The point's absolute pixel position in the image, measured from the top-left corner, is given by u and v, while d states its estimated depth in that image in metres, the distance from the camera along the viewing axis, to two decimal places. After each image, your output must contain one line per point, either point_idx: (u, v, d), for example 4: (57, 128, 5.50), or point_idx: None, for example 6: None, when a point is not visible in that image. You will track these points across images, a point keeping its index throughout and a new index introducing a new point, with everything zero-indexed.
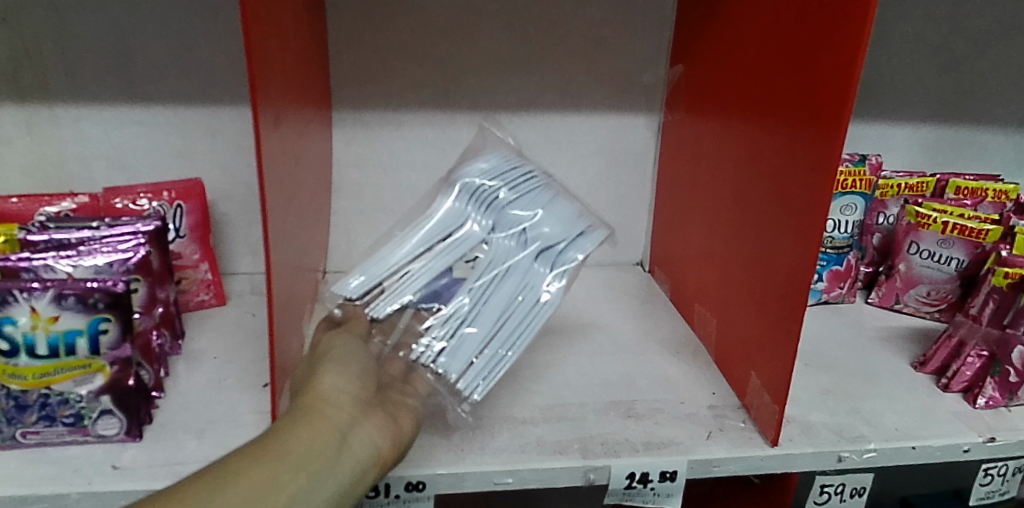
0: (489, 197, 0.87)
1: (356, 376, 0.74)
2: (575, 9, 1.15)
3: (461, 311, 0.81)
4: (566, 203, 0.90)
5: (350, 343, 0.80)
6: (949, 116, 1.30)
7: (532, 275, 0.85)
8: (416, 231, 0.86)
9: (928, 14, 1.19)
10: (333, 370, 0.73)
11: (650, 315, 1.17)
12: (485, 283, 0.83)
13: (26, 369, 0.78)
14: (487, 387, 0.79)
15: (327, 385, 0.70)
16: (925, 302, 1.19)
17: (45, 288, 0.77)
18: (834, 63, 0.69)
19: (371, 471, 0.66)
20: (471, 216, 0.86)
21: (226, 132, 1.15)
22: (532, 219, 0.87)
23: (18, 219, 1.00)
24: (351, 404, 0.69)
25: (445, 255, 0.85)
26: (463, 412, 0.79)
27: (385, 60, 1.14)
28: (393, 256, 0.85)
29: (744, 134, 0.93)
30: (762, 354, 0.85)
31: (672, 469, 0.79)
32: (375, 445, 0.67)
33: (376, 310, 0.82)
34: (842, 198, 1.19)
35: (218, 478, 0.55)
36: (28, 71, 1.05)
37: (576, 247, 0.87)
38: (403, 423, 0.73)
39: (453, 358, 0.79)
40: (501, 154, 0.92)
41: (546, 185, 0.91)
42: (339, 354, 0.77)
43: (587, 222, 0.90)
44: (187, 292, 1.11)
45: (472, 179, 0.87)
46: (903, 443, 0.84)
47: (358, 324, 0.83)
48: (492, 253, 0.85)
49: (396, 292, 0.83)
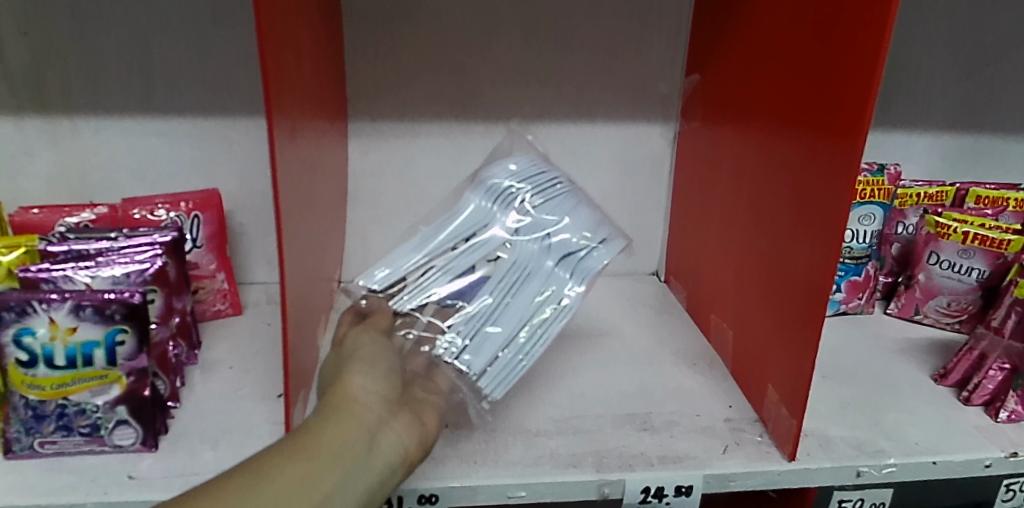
0: (515, 200, 0.86)
1: (385, 374, 0.74)
2: (591, 19, 1.14)
3: (484, 310, 0.81)
4: (588, 211, 0.90)
5: (379, 341, 0.78)
6: (971, 124, 1.28)
7: (553, 279, 0.85)
8: (442, 228, 0.85)
9: (947, 21, 1.18)
10: (361, 369, 0.72)
11: (666, 325, 1.16)
12: (508, 282, 0.83)
13: (43, 379, 0.79)
14: (506, 388, 0.81)
15: (356, 384, 0.70)
16: (946, 313, 1.17)
17: (63, 299, 0.78)
18: (854, 68, 0.68)
19: (397, 471, 0.66)
20: (497, 214, 0.86)
21: (243, 142, 1.16)
22: (557, 224, 0.86)
23: (39, 229, 1.02)
24: (381, 404, 0.69)
25: (470, 253, 0.84)
26: (482, 408, 0.81)
27: (401, 71, 1.14)
28: (418, 252, 0.84)
29: (762, 138, 0.92)
30: (780, 365, 0.84)
31: (688, 484, 0.78)
32: (402, 446, 0.67)
33: (400, 303, 0.82)
34: (861, 208, 1.18)
35: (255, 476, 0.55)
36: (50, 83, 1.06)
37: (596, 256, 0.87)
38: (427, 423, 0.73)
39: (476, 355, 0.80)
40: (529, 158, 0.93)
41: (570, 192, 0.91)
42: (368, 352, 0.76)
43: (607, 231, 0.90)
44: (204, 301, 1.12)
45: (499, 181, 0.87)
46: (924, 458, 0.82)
47: (383, 318, 0.81)
48: (516, 254, 0.84)
49: (421, 288, 0.83)
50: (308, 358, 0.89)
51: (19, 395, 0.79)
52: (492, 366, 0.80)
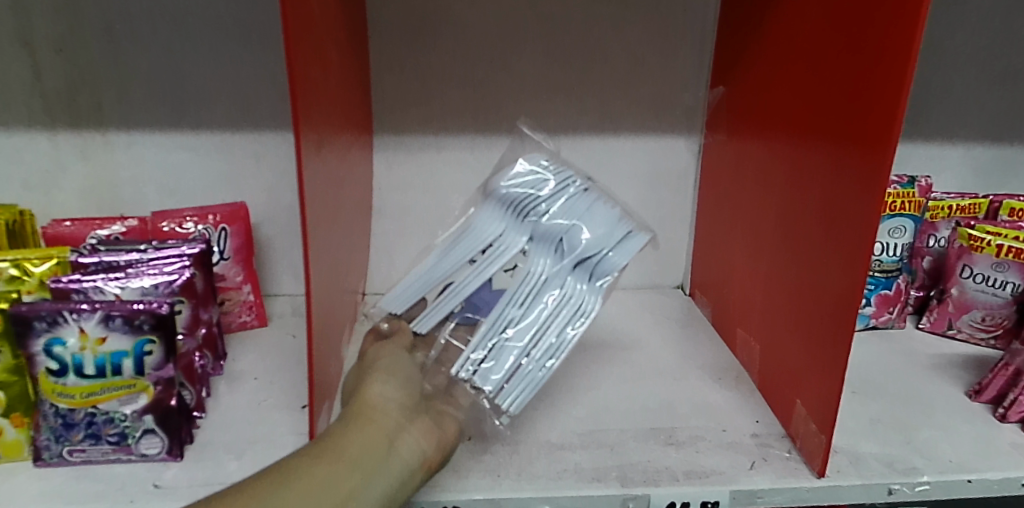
0: (527, 208, 0.87)
1: (403, 384, 0.76)
2: (614, 33, 1.15)
3: (500, 324, 0.82)
4: (606, 208, 0.86)
5: (396, 354, 0.81)
6: (1004, 135, 1.25)
7: (569, 288, 0.84)
8: (458, 244, 0.89)
9: (979, 30, 1.16)
10: (381, 379, 0.75)
11: (690, 339, 1.15)
12: (522, 296, 0.83)
13: (74, 388, 0.80)
14: (524, 400, 0.80)
15: (375, 393, 0.72)
16: (980, 328, 1.13)
17: (93, 309, 0.79)
18: (884, 74, 0.67)
19: (418, 474, 0.67)
20: (509, 227, 0.88)
21: (270, 156, 1.18)
22: (569, 229, 0.85)
23: (71, 241, 1.04)
24: (398, 411, 0.71)
25: (484, 268, 0.86)
26: (501, 424, 0.81)
27: (427, 85, 1.15)
28: (436, 269, 0.89)
29: (789, 150, 0.91)
30: (810, 381, 0.82)
31: (714, 500, 0.77)
32: (421, 451, 0.68)
33: (420, 324, 0.87)
34: (890, 221, 1.15)
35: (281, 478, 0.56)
36: (84, 101, 1.09)
37: (620, 254, 0.84)
38: (448, 430, 0.75)
39: (494, 368, 0.80)
40: (543, 157, 0.91)
41: (583, 192, 0.87)
42: (387, 363, 0.79)
43: (630, 224, 0.85)
44: (230, 313, 1.13)
45: (510, 190, 0.88)
46: (959, 475, 0.80)
47: (403, 337, 0.85)
48: (530, 265, 0.86)
49: (439, 306, 0.87)
50: (331, 369, 0.89)
51: (48, 403, 0.80)
52: (510, 382, 0.80)
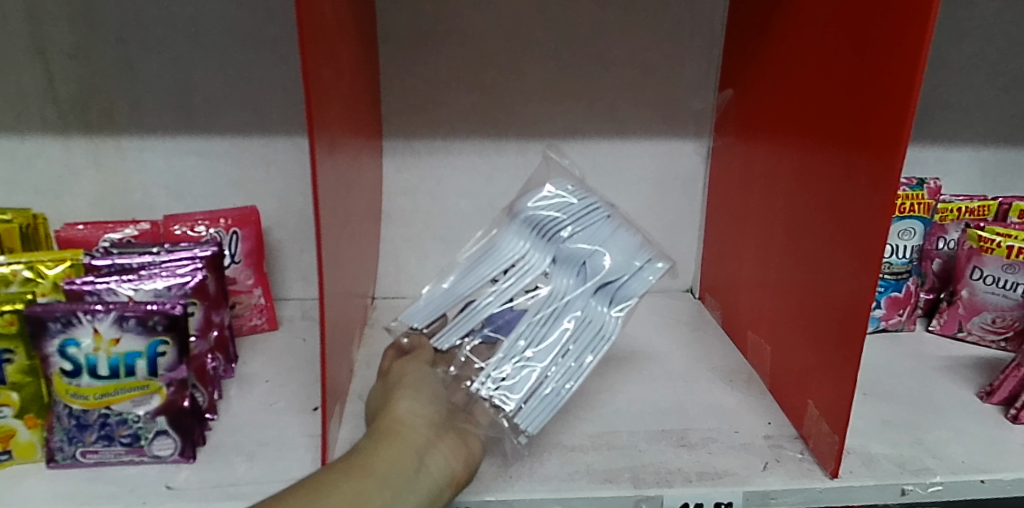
0: (552, 231, 0.88)
1: (430, 400, 0.79)
2: (622, 38, 1.16)
3: (520, 346, 0.82)
4: (628, 235, 0.88)
5: (421, 369, 0.84)
6: (1010, 138, 1.25)
7: (590, 311, 0.84)
8: (481, 263, 0.90)
9: (984, 34, 1.17)
10: (408, 396, 0.79)
11: (700, 342, 1.15)
12: (543, 316, 0.84)
13: (87, 389, 0.80)
14: (542, 421, 0.80)
15: (403, 410, 0.76)
16: (991, 330, 1.13)
17: (108, 310, 0.79)
18: (895, 78, 0.67)
19: (449, 489, 0.70)
20: (532, 248, 0.89)
21: (280, 161, 1.19)
22: (591, 254, 0.86)
23: (83, 245, 1.05)
24: (427, 427, 0.74)
25: (506, 289, 0.87)
26: (518, 443, 0.80)
27: (435, 90, 1.16)
28: (458, 287, 0.89)
29: (797, 156, 0.91)
30: (821, 382, 0.82)
31: (727, 500, 0.77)
32: (450, 467, 0.71)
33: (440, 341, 0.86)
34: (900, 223, 1.15)
35: (316, 490, 0.60)
36: (97, 106, 1.10)
37: (638, 281, 0.85)
38: (473, 445, 0.77)
39: (513, 389, 0.80)
40: (570, 182, 0.92)
41: (607, 218, 0.89)
42: (413, 379, 0.82)
43: (649, 252, 0.87)
44: (241, 316, 1.14)
45: (535, 211, 0.89)
46: (972, 476, 0.80)
47: (424, 352, 0.87)
48: (552, 287, 0.86)
49: (461, 324, 0.87)
50: (342, 371, 0.90)
51: (62, 404, 0.80)
52: (529, 402, 0.80)
